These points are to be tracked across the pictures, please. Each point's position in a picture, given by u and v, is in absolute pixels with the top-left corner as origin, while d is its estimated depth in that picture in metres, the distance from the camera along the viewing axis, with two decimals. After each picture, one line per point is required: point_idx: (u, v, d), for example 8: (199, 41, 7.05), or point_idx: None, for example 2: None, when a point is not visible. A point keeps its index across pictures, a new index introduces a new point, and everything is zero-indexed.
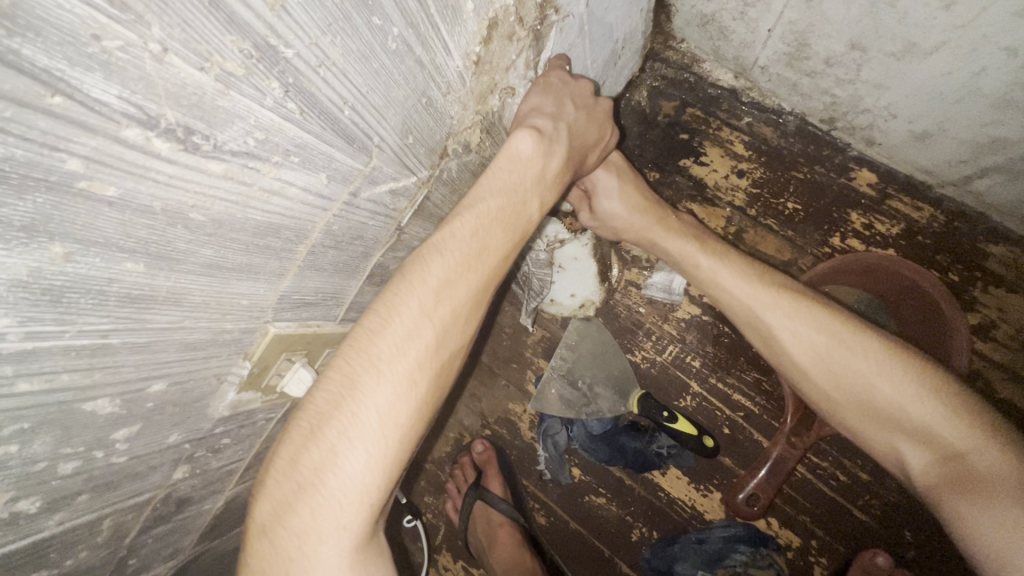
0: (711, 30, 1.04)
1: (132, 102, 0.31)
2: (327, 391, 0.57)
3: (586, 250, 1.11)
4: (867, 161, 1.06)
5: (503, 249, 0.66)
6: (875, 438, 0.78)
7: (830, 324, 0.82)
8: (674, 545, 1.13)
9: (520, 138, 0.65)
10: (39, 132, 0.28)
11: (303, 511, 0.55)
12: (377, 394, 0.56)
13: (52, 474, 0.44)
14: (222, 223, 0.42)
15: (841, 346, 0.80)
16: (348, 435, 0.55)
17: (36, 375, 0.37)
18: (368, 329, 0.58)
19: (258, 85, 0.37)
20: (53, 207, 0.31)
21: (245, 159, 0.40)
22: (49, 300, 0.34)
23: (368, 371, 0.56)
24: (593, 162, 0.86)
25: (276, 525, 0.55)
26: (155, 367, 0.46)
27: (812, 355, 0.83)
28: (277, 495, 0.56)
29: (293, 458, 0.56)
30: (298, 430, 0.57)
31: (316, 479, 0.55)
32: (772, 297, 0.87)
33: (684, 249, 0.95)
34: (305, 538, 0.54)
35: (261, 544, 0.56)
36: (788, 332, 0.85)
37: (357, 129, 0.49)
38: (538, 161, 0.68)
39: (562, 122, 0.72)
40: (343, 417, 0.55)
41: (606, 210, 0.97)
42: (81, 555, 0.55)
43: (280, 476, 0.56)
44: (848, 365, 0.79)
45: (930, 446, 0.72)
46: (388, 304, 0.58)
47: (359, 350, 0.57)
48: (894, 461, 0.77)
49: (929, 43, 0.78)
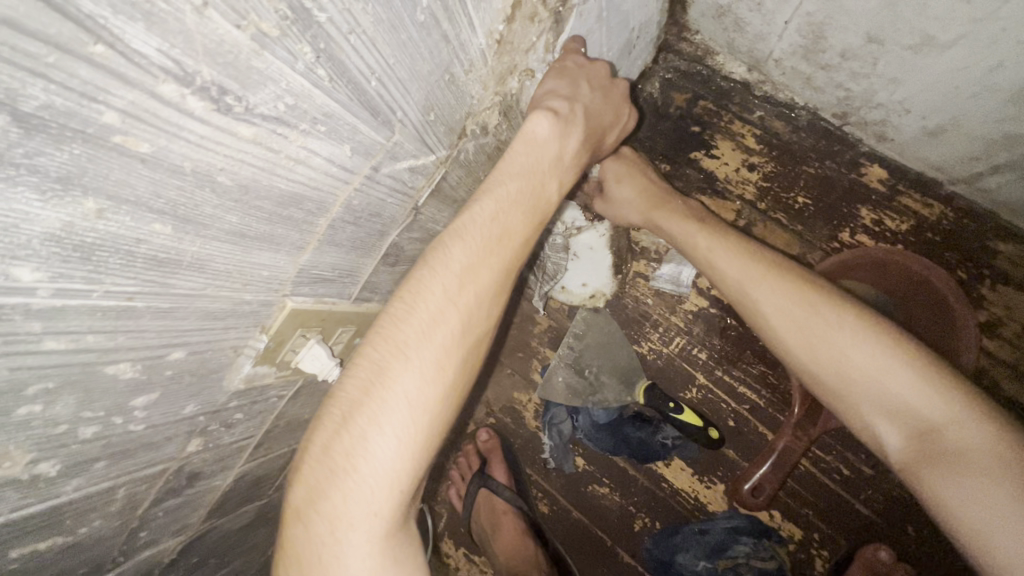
0: (725, 22, 1.04)
1: (171, 56, 0.31)
2: (357, 378, 0.57)
3: (602, 242, 1.09)
4: (878, 157, 1.06)
5: (524, 233, 0.66)
6: (851, 411, 0.78)
7: (810, 298, 0.82)
8: (676, 535, 1.14)
9: (536, 119, 0.65)
10: (79, 81, 0.28)
11: (335, 497, 0.55)
12: (406, 379, 0.57)
13: (72, 437, 0.44)
14: (249, 189, 0.42)
15: (821, 320, 0.80)
16: (378, 420, 0.55)
17: (63, 334, 0.37)
18: (394, 316, 0.59)
19: (291, 49, 0.37)
20: (89, 159, 0.31)
21: (275, 124, 0.40)
22: (80, 257, 0.34)
23: (396, 358, 0.57)
24: (611, 143, 0.85)
25: (310, 511, 0.56)
26: (176, 335, 0.46)
27: (794, 330, 0.82)
28: (310, 482, 0.57)
29: (325, 444, 0.57)
30: (329, 416, 0.57)
31: (347, 465, 0.55)
32: (761, 272, 0.87)
33: (686, 232, 0.95)
34: (337, 524, 0.55)
35: (297, 530, 0.57)
36: (770, 307, 0.85)
37: (381, 101, 0.49)
38: (555, 142, 0.68)
39: (578, 104, 0.72)
40: (372, 402, 0.56)
41: (618, 195, 1.00)
42: (94, 524, 0.55)
43: (313, 461, 0.57)
44: (826, 339, 0.79)
45: (907, 421, 0.71)
46: (414, 292, 0.59)
47: (387, 337, 0.58)
48: (870, 436, 0.76)
49: (948, 37, 0.78)
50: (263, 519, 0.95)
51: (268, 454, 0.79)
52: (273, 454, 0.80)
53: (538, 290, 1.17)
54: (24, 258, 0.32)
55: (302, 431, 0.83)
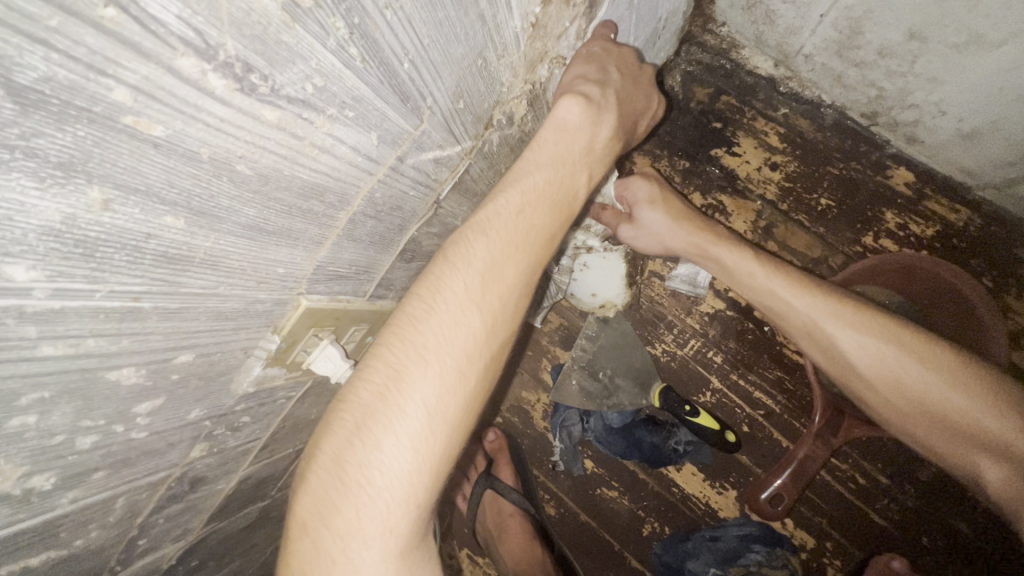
0: (756, 14, 1.01)
1: (192, 26, 0.27)
2: (371, 382, 0.53)
3: (616, 252, 1.03)
4: (905, 159, 1.03)
5: (551, 229, 0.63)
6: (945, 450, 0.76)
7: (891, 330, 0.79)
8: (688, 542, 1.11)
9: (566, 105, 0.62)
10: (86, 50, 0.24)
11: (347, 511, 0.52)
12: (423, 386, 0.53)
13: (69, 448, 0.40)
14: (268, 178, 0.38)
15: (906, 356, 0.77)
16: (392, 429, 0.52)
17: (61, 338, 0.33)
18: (412, 315, 0.55)
19: (324, 22, 0.33)
20: (95, 142, 0.27)
21: (301, 108, 0.36)
22: (82, 253, 0.30)
23: (414, 362, 0.53)
24: (641, 133, 0.81)
25: (319, 524, 0.53)
26: (184, 337, 0.42)
27: (872, 363, 0.80)
28: (319, 492, 0.53)
29: (338, 454, 0.53)
30: (342, 425, 0.54)
31: (361, 478, 0.52)
32: (833, 307, 0.84)
33: (739, 260, 0.91)
34: (351, 542, 0.52)
35: (304, 543, 0.53)
36: (845, 342, 0.82)
37: (412, 86, 0.45)
38: (586, 129, 0.64)
39: (610, 89, 0.67)
40: (387, 410, 0.52)
41: (649, 219, 0.95)
42: (92, 535, 0.51)
43: (322, 470, 0.54)
44: (909, 373, 0.76)
45: (1000, 458, 0.70)
46: (435, 292, 0.55)
47: (404, 339, 0.54)
48: (969, 476, 0.75)
49: (997, 36, 0.75)
50: (265, 520, 0.91)
51: (273, 455, 0.75)
52: (279, 455, 0.76)
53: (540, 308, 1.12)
54: (19, 255, 0.28)
55: (308, 432, 0.79)
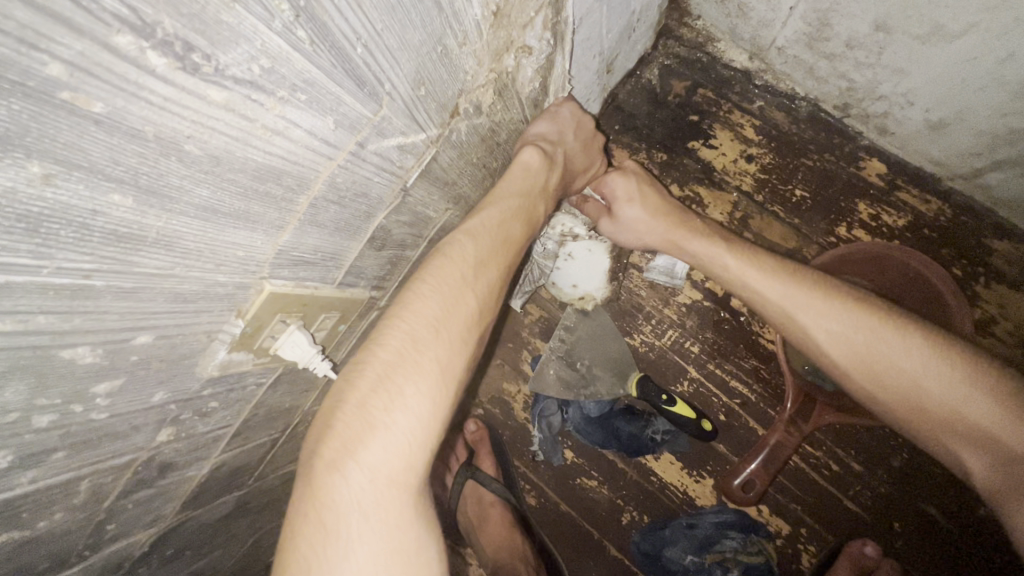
0: (729, 7, 1.02)
1: (125, 2, 0.28)
2: (390, 343, 0.59)
3: (602, 247, 1.04)
4: (878, 151, 1.04)
5: (519, 239, 0.73)
6: (927, 438, 0.77)
7: (866, 321, 0.80)
8: (665, 529, 1.14)
9: (529, 152, 0.74)
10: (15, 24, 0.25)
11: (375, 448, 0.55)
12: (436, 348, 0.60)
13: (26, 427, 0.41)
14: (220, 160, 0.38)
15: (883, 343, 0.78)
16: (413, 378, 0.58)
17: (9, 314, 0.34)
18: (420, 290, 0.62)
19: (266, 4, 0.34)
20: (31, 117, 0.28)
21: (249, 89, 0.37)
22: (25, 228, 0.31)
23: (426, 329, 0.60)
24: (579, 188, 0.94)
25: (346, 460, 0.55)
26: (141, 317, 0.43)
27: (847, 352, 0.81)
28: (346, 434, 0.56)
29: (363, 401, 0.56)
30: (364, 378, 0.58)
31: (386, 419, 0.56)
32: (808, 296, 0.85)
33: (712, 253, 0.92)
34: (379, 473, 0.55)
35: (328, 478, 0.54)
36: (823, 332, 0.83)
37: (368, 71, 0.45)
38: (543, 172, 0.76)
39: (561, 147, 0.82)
40: (408, 363, 0.58)
41: (629, 215, 0.94)
42: (56, 517, 0.52)
43: (347, 416, 0.56)
44: (889, 365, 0.77)
45: (987, 449, 0.71)
46: (437, 274, 0.63)
47: (415, 311, 0.61)
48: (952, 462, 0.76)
49: (957, 26, 0.76)
50: (241, 511, 0.92)
51: (247, 443, 0.75)
52: (253, 443, 0.77)
53: (518, 288, 1.13)
54: None
55: (281, 421, 0.79)
